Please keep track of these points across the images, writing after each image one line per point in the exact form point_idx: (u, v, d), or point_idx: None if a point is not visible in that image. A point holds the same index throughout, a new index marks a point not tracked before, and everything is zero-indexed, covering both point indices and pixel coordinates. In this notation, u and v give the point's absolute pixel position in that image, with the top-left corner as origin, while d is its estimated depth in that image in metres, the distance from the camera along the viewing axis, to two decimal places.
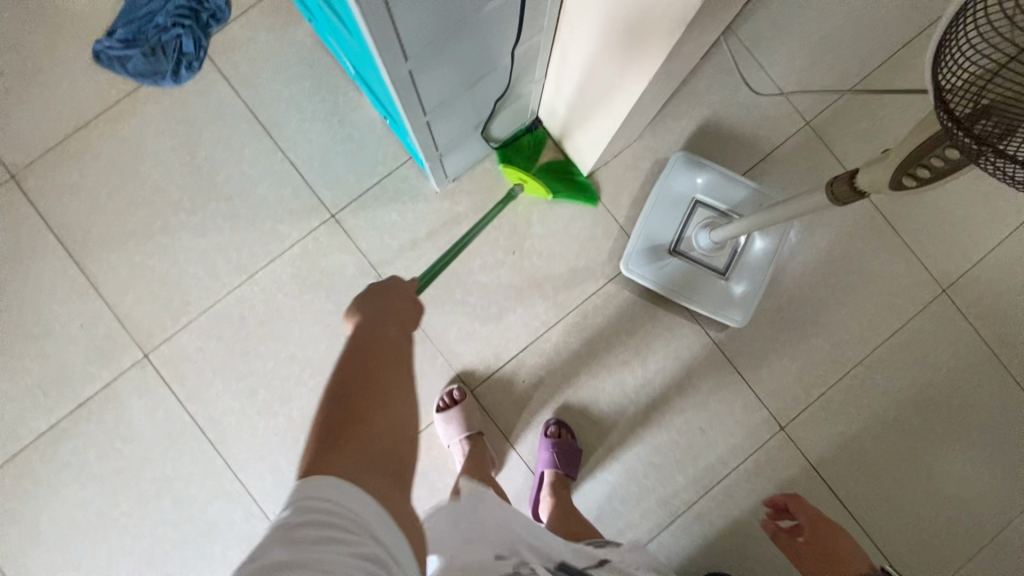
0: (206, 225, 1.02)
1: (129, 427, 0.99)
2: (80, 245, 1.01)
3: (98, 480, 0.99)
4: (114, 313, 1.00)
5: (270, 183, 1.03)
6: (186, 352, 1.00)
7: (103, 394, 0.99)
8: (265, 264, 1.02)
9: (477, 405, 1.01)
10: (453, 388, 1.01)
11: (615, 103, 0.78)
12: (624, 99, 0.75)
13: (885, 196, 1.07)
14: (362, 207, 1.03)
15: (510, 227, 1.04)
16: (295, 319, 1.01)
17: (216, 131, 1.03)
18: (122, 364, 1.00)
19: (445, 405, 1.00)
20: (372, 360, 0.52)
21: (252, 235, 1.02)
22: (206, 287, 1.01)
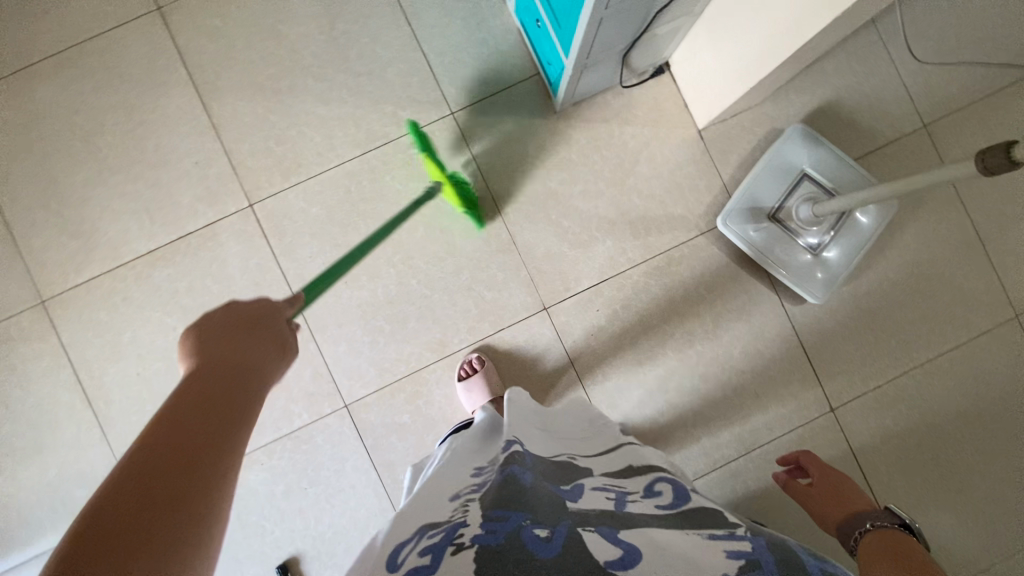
0: (331, 95, 1.05)
1: (222, 267, 1.04)
2: (210, 89, 1.05)
3: (184, 310, 1.03)
4: (229, 159, 1.05)
5: (399, 68, 1.06)
6: (289, 210, 1.04)
7: (206, 233, 1.04)
8: (379, 144, 1.05)
9: (498, 371, 1.05)
10: (473, 356, 1.04)
11: (767, 53, 0.80)
12: (781, 48, 0.77)
13: (983, 212, 1.09)
14: (482, 110, 1.06)
15: (617, 162, 1.07)
16: (397, 203, 1.05)
17: (359, 7, 1.06)
18: (227, 208, 1.04)
19: (466, 373, 1.03)
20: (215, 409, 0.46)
21: (373, 114, 1.05)
22: (320, 154, 1.05)
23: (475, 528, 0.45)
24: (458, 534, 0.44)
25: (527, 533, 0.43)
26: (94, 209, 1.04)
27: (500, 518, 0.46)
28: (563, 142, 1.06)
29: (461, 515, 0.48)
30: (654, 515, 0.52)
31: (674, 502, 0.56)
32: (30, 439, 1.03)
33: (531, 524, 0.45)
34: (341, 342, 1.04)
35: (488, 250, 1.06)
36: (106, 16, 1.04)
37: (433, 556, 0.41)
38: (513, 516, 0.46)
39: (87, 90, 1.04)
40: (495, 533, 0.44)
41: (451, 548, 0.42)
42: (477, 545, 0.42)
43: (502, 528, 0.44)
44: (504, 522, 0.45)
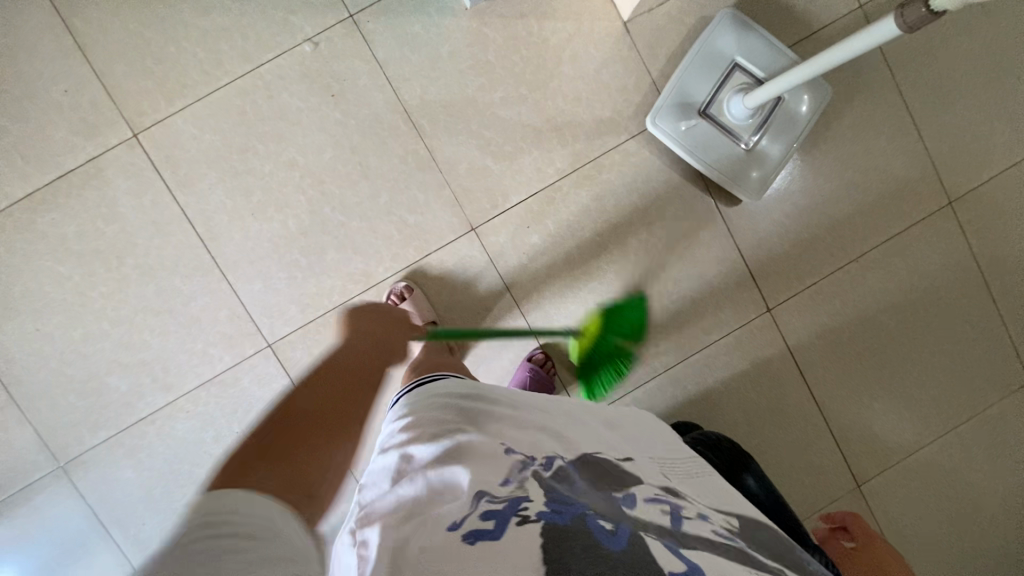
0: (210, 2, 0.93)
1: (113, 206, 0.94)
2: (68, 2, 0.91)
3: (76, 257, 0.95)
4: (103, 84, 0.93)
5: None
6: (180, 139, 0.94)
7: (89, 171, 0.94)
8: (273, 57, 0.94)
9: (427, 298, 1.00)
10: (402, 285, 0.99)
11: None
12: None
13: (919, 98, 1.05)
14: (385, 11, 0.95)
15: (538, 63, 0.98)
16: (301, 123, 0.96)
17: None
18: (109, 140, 0.94)
19: (394, 304, 0.98)
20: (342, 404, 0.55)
21: (261, 22, 0.94)
22: (206, 73, 0.94)
23: (540, 504, 0.44)
24: (523, 505, 0.44)
25: (592, 523, 0.42)
26: None
27: (564, 499, 0.45)
28: (478, 45, 0.97)
29: (525, 482, 0.47)
30: (714, 543, 0.47)
31: (734, 539, 0.50)
32: None
33: (597, 515, 0.43)
34: (256, 279, 0.97)
35: (406, 168, 0.98)
36: None
37: (500, 523, 0.41)
38: (578, 505, 0.44)
39: None
40: (562, 514, 0.42)
41: (515, 519, 0.41)
42: (545, 522, 0.41)
43: (568, 510, 0.43)
44: (569, 507, 0.44)
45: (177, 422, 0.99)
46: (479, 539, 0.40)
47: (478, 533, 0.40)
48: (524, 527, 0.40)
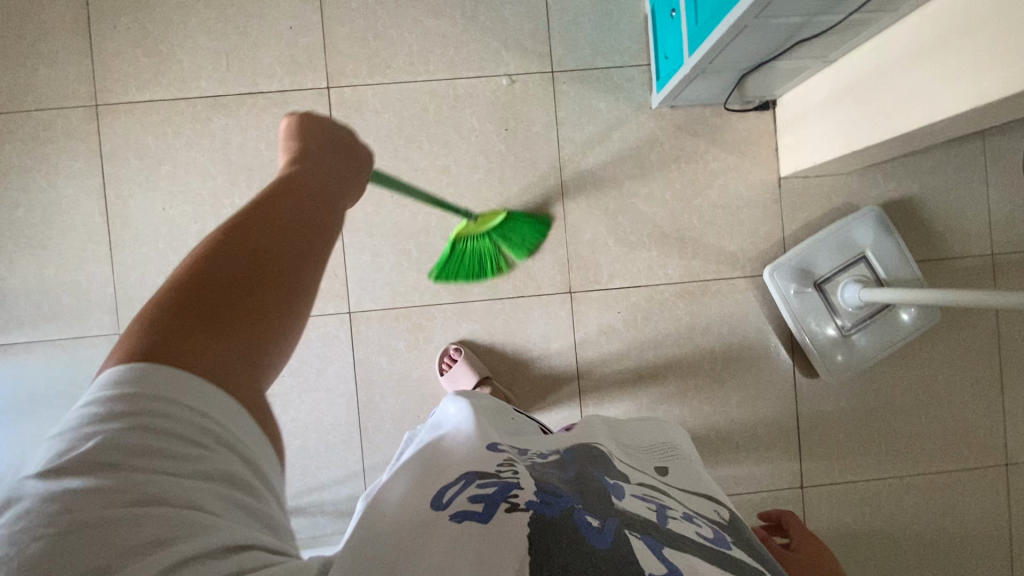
0: (442, 9, 1.03)
1: (279, 136, 1.02)
2: None
3: (227, 163, 1.02)
4: (323, 35, 1.02)
5: (518, 9, 1.03)
6: (362, 106, 1.03)
7: (276, 100, 1.02)
8: (472, 74, 1.03)
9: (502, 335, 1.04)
10: (450, 347, 1.03)
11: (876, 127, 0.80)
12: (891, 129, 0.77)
13: (1015, 357, 1.08)
14: (582, 80, 1.04)
15: (690, 179, 1.05)
16: (468, 139, 1.04)
17: None
18: (305, 81, 1.02)
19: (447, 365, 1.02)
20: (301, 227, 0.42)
21: (476, 44, 1.03)
22: (412, 63, 1.03)
23: (531, 493, 0.42)
24: (514, 492, 0.42)
25: (581, 518, 0.40)
26: (176, 35, 1.02)
27: (553, 492, 0.43)
28: (646, 141, 1.05)
29: (510, 471, 0.45)
30: (698, 543, 0.43)
31: (722, 539, 0.46)
32: (35, 233, 1.01)
33: (584, 511, 0.42)
34: (366, 251, 1.03)
35: (537, 216, 1.04)
36: None
37: (489, 505, 0.39)
38: (566, 497, 0.43)
39: None
40: (550, 506, 0.41)
41: (505, 505, 0.40)
42: (532, 513, 0.39)
43: (555, 504, 0.41)
44: (558, 500, 0.42)
45: None
46: (466, 518, 0.38)
47: (463, 514, 0.39)
48: (513, 514, 0.39)
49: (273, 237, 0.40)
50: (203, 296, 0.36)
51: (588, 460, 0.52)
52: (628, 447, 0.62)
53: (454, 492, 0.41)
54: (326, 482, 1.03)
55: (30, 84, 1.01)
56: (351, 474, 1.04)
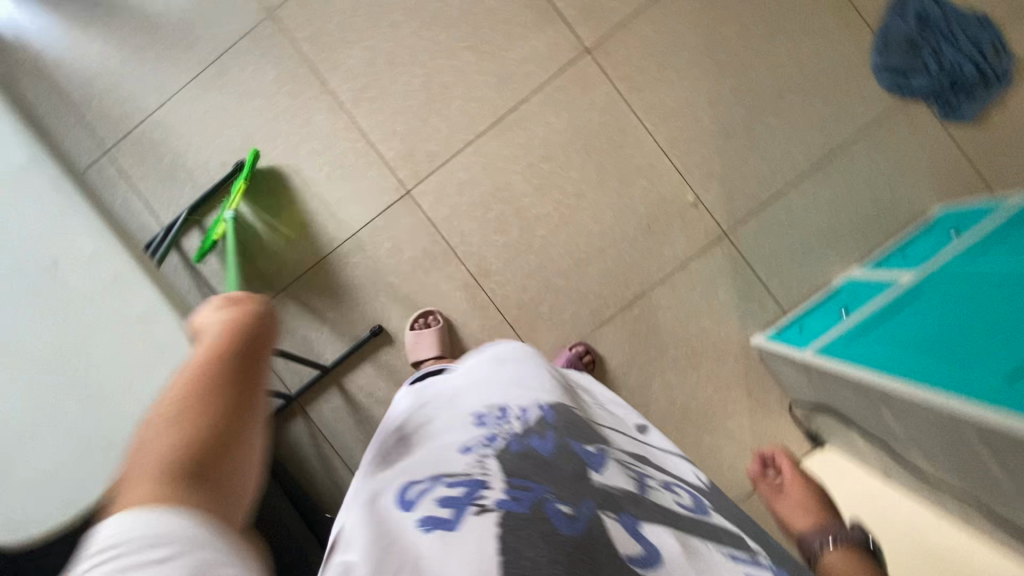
0: (718, 106, 1.01)
1: (519, 36, 1.02)
2: None
3: (468, 8, 1.02)
4: (630, 17, 1.00)
5: (761, 170, 1.01)
6: (590, 90, 1.02)
7: (546, 13, 1.01)
8: (677, 166, 1.01)
9: (469, 330, 1.05)
10: (433, 313, 1.05)
11: None
12: None
13: None
14: (732, 265, 1.02)
15: (705, 411, 1.03)
16: (617, 199, 1.02)
17: (817, 114, 1.00)
18: (580, 27, 1.01)
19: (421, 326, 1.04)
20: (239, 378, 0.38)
21: (707, 153, 1.01)
22: (652, 109, 1.01)
23: (498, 492, 0.40)
24: (481, 493, 0.40)
25: (551, 508, 0.39)
26: None
27: (523, 485, 0.42)
28: (714, 353, 1.02)
29: (479, 465, 0.44)
30: (678, 511, 0.47)
31: (698, 507, 0.50)
32: None
33: (555, 497, 0.41)
34: (468, 173, 1.04)
35: (588, 299, 1.03)
36: None
37: (456, 512, 0.38)
38: (536, 487, 0.41)
39: None
40: (518, 503, 0.39)
41: (473, 508, 0.38)
42: (502, 511, 0.38)
43: (526, 499, 0.40)
44: (527, 493, 0.41)
45: (324, 113, 1.05)
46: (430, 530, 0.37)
47: (433, 522, 0.38)
48: (482, 517, 0.37)
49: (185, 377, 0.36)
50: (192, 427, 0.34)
51: (557, 423, 0.51)
52: (593, 413, 0.62)
53: (425, 500, 0.40)
54: (257, 263, 1.06)
55: None
56: (276, 279, 1.06)
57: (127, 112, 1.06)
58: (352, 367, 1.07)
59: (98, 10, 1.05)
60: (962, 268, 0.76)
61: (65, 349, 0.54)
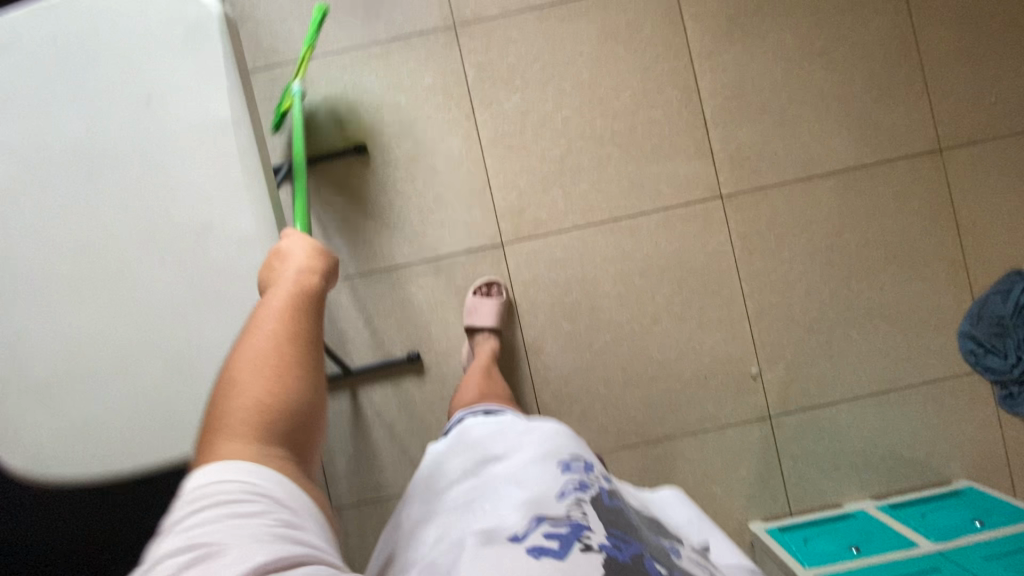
0: (811, 299, 1.04)
1: (664, 155, 1.04)
2: (844, 182, 1.04)
3: (631, 108, 1.04)
4: (770, 185, 1.04)
5: (825, 373, 1.04)
6: (705, 232, 1.04)
7: (698, 146, 1.04)
8: (752, 336, 1.04)
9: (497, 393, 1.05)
10: (489, 284, 1.03)
11: None
12: None
13: None
14: (762, 446, 1.03)
15: None
16: (686, 340, 1.04)
17: (895, 347, 1.04)
18: (720, 172, 1.04)
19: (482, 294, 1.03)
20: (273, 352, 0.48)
21: (784, 336, 1.04)
22: (754, 275, 1.04)
23: (601, 535, 0.50)
24: (584, 533, 0.50)
25: (648, 564, 0.48)
26: (749, 44, 1.04)
27: (623, 537, 0.51)
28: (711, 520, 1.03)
29: (579, 512, 0.53)
30: None
31: None
32: None
33: (653, 560, 0.49)
34: (562, 252, 1.04)
35: (620, 418, 1.04)
36: (933, 97, 1.04)
37: (563, 543, 0.48)
38: (633, 544, 0.50)
39: (865, 60, 1.04)
40: (620, 551, 0.48)
41: (579, 544, 0.48)
42: (602, 552, 0.48)
43: (626, 547, 0.49)
44: (627, 543, 0.50)
45: (458, 137, 1.05)
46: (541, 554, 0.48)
47: (543, 550, 0.48)
48: (588, 554, 0.47)
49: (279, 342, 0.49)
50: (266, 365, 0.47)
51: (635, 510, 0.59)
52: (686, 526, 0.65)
53: (533, 532, 0.50)
54: (332, 243, 1.05)
55: None
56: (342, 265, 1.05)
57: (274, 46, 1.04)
58: (373, 379, 1.05)
59: None
60: (979, 565, 0.84)
61: (180, 316, 0.52)
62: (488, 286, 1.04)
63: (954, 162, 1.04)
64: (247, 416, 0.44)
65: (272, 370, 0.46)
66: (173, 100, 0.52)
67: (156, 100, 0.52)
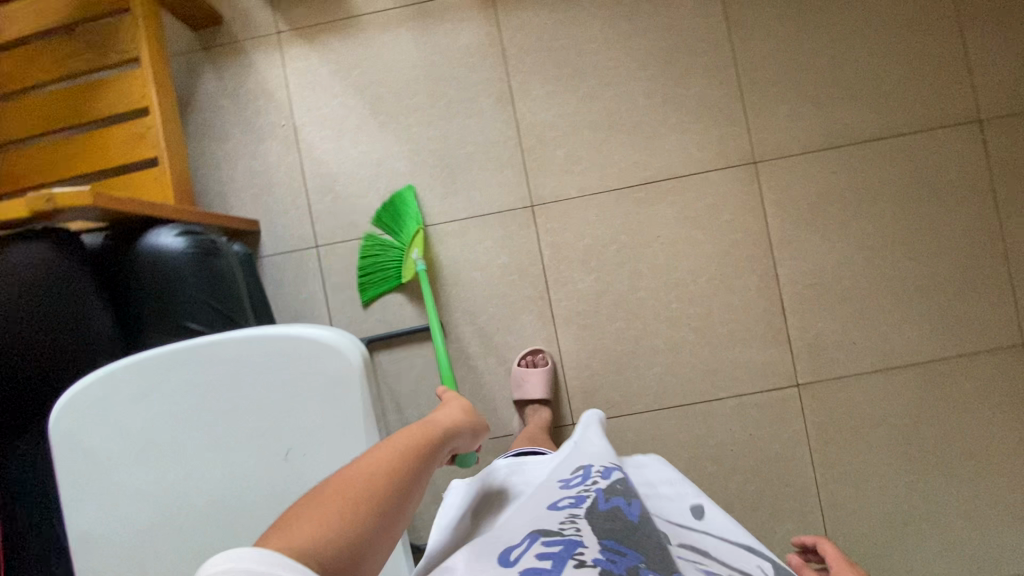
0: (886, 490, 1.02)
1: (741, 341, 1.03)
2: (923, 373, 1.02)
3: (709, 292, 1.03)
4: (848, 374, 1.02)
5: (900, 566, 1.02)
6: (780, 419, 1.03)
7: (775, 334, 1.03)
8: (826, 526, 1.02)
9: None
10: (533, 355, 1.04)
11: None
12: None
13: None
14: None
15: None
16: (758, 528, 1.03)
17: (973, 542, 1.02)
18: (798, 360, 1.03)
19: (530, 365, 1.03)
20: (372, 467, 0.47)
21: (858, 527, 1.02)
22: (828, 464, 1.02)
23: (595, 551, 0.48)
24: (578, 549, 0.48)
25: None
26: (830, 232, 1.03)
27: (616, 548, 0.49)
28: None
29: (574, 527, 0.51)
30: None
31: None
32: (618, 113, 1.04)
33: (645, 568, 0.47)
34: (636, 435, 1.04)
35: None
36: (1016, 290, 1.02)
37: (556, 563, 0.47)
38: (629, 555, 0.48)
39: (947, 252, 1.03)
40: (615, 564, 0.47)
41: (572, 562, 0.47)
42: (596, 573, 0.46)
43: (621, 562, 0.47)
44: (621, 558, 0.48)
45: (532, 315, 1.05)
46: None
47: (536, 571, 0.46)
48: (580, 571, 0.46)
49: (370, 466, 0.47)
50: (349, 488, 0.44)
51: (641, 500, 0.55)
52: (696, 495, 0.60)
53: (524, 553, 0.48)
54: (404, 416, 1.05)
55: (761, 96, 1.03)
56: None
57: (352, 219, 1.05)
58: None
59: (373, 120, 1.05)
60: None
61: None
62: (531, 357, 1.04)
63: None
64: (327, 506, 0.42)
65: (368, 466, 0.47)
66: (312, 456, 0.52)
67: (296, 455, 0.52)
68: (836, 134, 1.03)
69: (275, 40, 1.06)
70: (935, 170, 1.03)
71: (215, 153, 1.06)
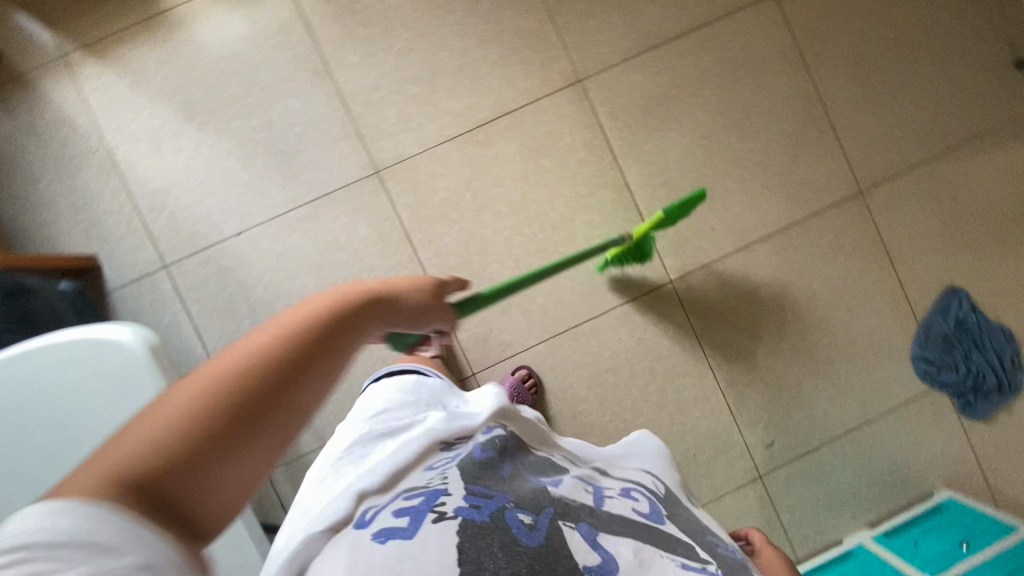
0: (774, 357, 1.08)
1: (610, 254, 1.06)
2: (781, 241, 1.08)
3: (568, 215, 1.05)
4: (714, 260, 1.07)
5: (802, 422, 1.09)
6: (664, 317, 1.07)
7: (640, 239, 1.06)
8: (729, 405, 1.08)
9: None
10: None
11: None
12: None
13: None
14: (759, 507, 1.08)
15: None
16: (668, 424, 1.07)
17: (858, 383, 1.10)
18: (666, 258, 1.07)
19: None
20: (301, 344, 0.40)
21: (757, 398, 1.08)
22: (717, 348, 1.07)
23: (459, 498, 0.49)
24: (441, 499, 0.49)
25: (513, 516, 0.48)
26: (666, 131, 1.06)
27: (483, 493, 0.50)
28: None
29: (441, 481, 0.52)
30: (628, 521, 0.54)
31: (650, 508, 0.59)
32: (438, 62, 1.03)
33: (516, 508, 0.49)
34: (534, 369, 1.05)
35: None
36: (843, 146, 1.09)
37: (412, 521, 0.45)
38: (497, 496, 0.50)
39: (776, 124, 1.08)
40: (478, 510, 0.48)
41: (433, 515, 0.46)
42: (461, 517, 0.46)
43: (487, 506, 0.48)
44: (488, 501, 0.49)
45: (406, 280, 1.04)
46: (389, 538, 0.44)
47: (390, 531, 0.44)
48: (439, 523, 0.45)
49: (297, 342, 0.40)
50: (266, 378, 0.37)
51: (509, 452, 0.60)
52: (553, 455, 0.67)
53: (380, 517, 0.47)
54: None
55: (572, 15, 1.05)
56: (317, 434, 1.03)
57: (197, 231, 1.01)
58: None
59: (192, 125, 1.00)
60: None
61: None
62: None
63: (875, 201, 1.10)
64: (207, 394, 0.35)
65: (289, 333, 0.40)
66: None
67: None
68: (650, 36, 1.06)
69: (65, 65, 1.00)
70: (747, 50, 1.07)
71: (31, 196, 0.99)
